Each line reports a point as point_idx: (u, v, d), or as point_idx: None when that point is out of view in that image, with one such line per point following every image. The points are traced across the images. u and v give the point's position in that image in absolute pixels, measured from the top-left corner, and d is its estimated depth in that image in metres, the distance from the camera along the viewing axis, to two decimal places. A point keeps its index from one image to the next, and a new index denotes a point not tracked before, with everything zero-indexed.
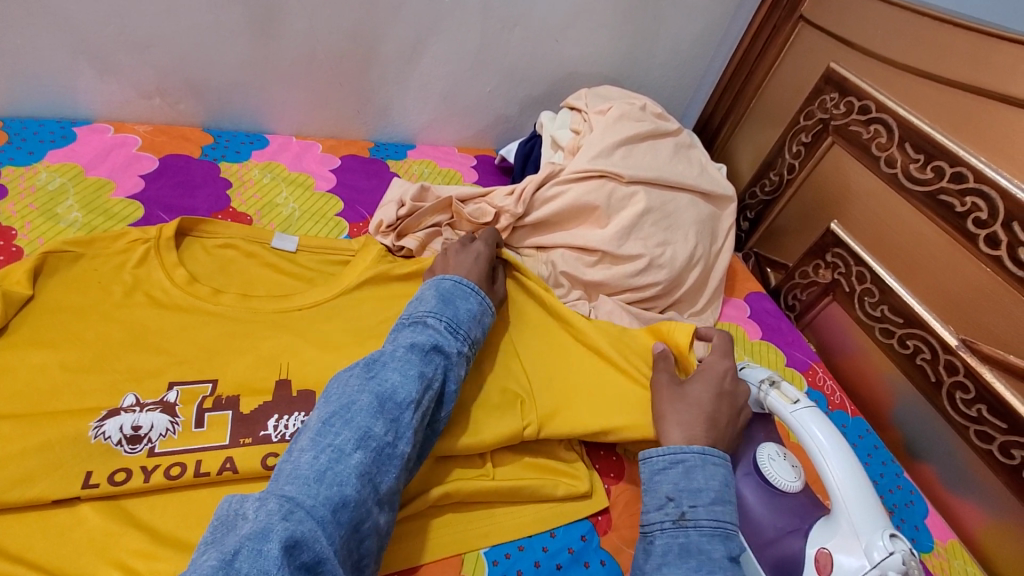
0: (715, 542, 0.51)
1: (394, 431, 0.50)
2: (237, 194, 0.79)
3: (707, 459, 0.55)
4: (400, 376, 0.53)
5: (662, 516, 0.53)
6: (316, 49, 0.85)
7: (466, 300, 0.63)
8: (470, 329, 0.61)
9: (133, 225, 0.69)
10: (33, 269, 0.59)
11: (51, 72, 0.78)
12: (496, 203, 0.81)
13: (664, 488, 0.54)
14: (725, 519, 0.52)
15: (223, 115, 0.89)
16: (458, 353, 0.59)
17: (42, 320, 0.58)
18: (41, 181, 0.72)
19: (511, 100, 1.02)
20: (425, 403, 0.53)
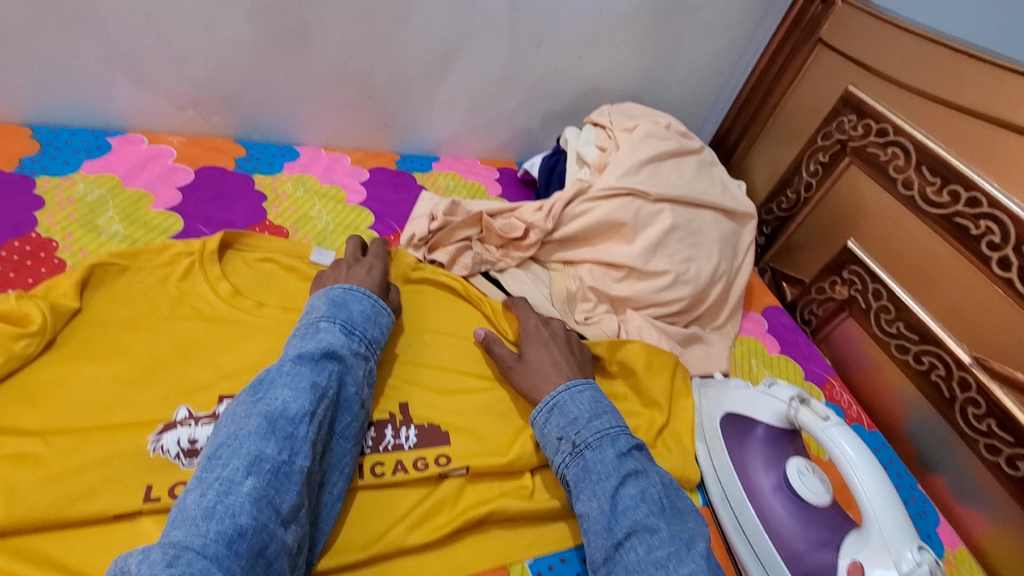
0: (605, 450, 0.57)
1: (288, 448, 0.48)
2: (272, 207, 0.80)
3: (570, 394, 0.61)
4: (288, 392, 0.51)
5: (561, 454, 0.58)
6: (348, 63, 0.86)
7: (354, 302, 0.62)
8: (364, 329, 0.61)
9: (173, 237, 0.70)
10: (81, 281, 0.60)
11: (85, 81, 0.78)
12: (526, 218, 0.83)
13: (552, 432, 0.60)
14: (606, 429, 0.58)
15: (253, 126, 0.90)
16: (353, 356, 0.58)
17: (91, 333, 0.58)
18: (79, 193, 0.71)
19: (534, 115, 1.04)
20: (321, 413, 0.52)
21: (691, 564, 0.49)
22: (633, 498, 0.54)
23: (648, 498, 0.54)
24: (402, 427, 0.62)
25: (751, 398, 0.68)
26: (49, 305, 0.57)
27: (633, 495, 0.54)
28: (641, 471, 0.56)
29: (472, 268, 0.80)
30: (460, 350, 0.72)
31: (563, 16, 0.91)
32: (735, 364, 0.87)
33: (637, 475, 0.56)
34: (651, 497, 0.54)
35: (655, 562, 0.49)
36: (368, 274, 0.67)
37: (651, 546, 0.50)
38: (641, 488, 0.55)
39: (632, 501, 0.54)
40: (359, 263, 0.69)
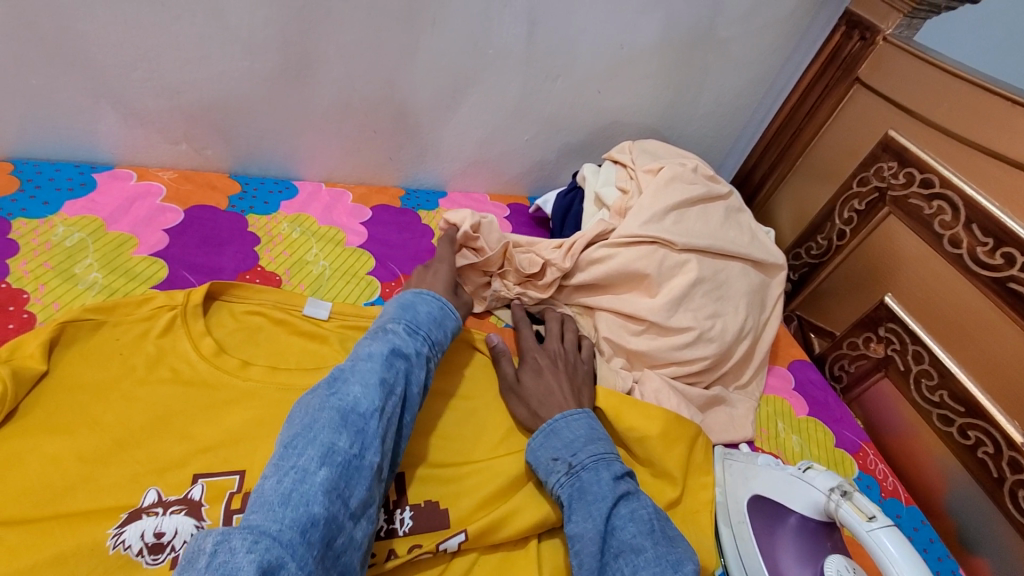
0: (600, 472, 0.56)
1: (359, 442, 0.49)
2: (265, 251, 0.75)
3: (566, 419, 0.61)
4: (361, 387, 0.52)
5: (554, 474, 0.57)
6: (352, 96, 0.81)
7: (421, 302, 0.64)
8: (431, 329, 0.62)
9: (156, 287, 0.65)
10: (49, 341, 0.55)
11: (72, 115, 0.74)
12: (544, 255, 0.78)
13: (546, 452, 0.59)
14: (602, 452, 0.58)
15: (250, 160, 0.85)
16: (420, 356, 0.59)
17: (56, 400, 0.53)
18: (58, 237, 0.67)
19: (548, 149, 0.98)
20: (389, 409, 0.52)
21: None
22: (624, 520, 0.53)
23: (638, 519, 0.53)
24: (397, 509, 0.56)
25: (787, 483, 0.63)
26: (12, 370, 0.52)
27: (624, 517, 0.53)
28: (634, 494, 0.56)
29: (489, 305, 0.80)
30: (462, 415, 0.65)
31: (582, 50, 0.86)
32: (761, 428, 0.80)
33: (629, 497, 0.55)
34: (642, 517, 0.53)
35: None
36: (436, 278, 0.70)
37: (638, 569, 0.49)
38: (633, 510, 0.54)
39: (623, 522, 0.53)
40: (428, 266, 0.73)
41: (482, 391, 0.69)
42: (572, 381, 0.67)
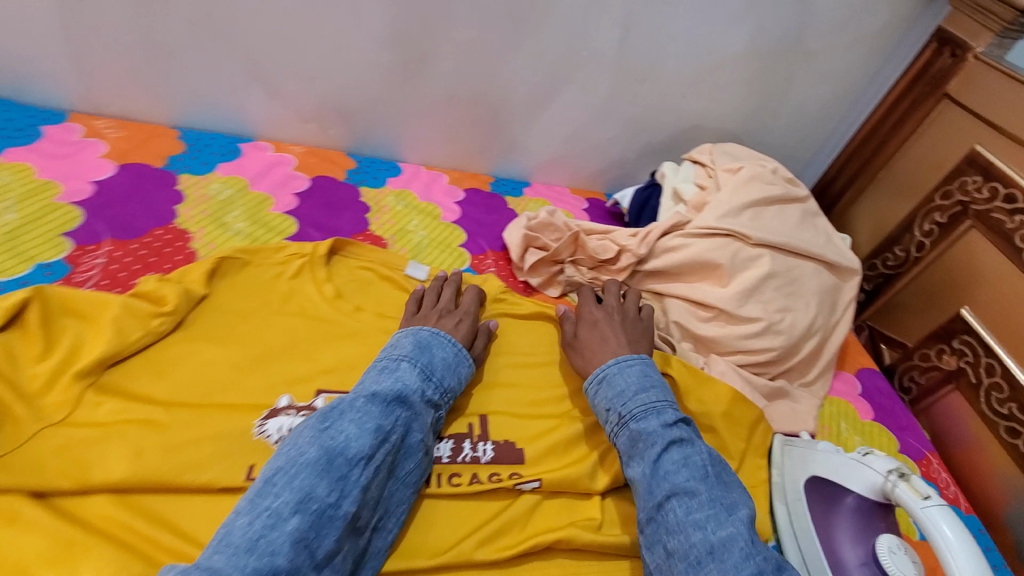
0: (649, 420, 0.61)
1: (339, 489, 0.49)
2: (375, 218, 0.85)
3: (620, 368, 0.66)
4: (355, 430, 0.52)
5: (610, 424, 0.63)
6: (459, 88, 0.91)
7: (437, 344, 0.65)
8: (443, 375, 0.62)
9: (289, 238, 0.77)
10: (209, 271, 0.67)
11: (227, 93, 0.86)
12: (620, 242, 0.84)
13: (601, 402, 0.65)
14: (652, 401, 0.62)
15: (364, 141, 0.96)
16: (425, 404, 0.59)
17: (212, 318, 0.65)
18: (213, 191, 0.79)
19: (629, 147, 1.05)
20: (381, 457, 0.52)
21: (731, 528, 0.52)
22: (676, 463, 0.57)
23: (691, 465, 0.57)
24: (479, 441, 0.63)
25: (843, 465, 0.65)
26: (182, 289, 0.63)
27: (676, 460, 0.57)
28: (686, 440, 0.60)
29: (564, 289, 0.86)
30: (536, 373, 0.73)
31: (671, 56, 0.92)
32: (822, 425, 0.82)
33: (681, 442, 0.59)
34: (694, 463, 0.57)
35: (693, 522, 0.52)
36: (456, 328, 0.69)
37: (691, 509, 0.54)
38: (685, 454, 0.58)
39: (674, 464, 0.57)
40: (449, 313, 0.71)
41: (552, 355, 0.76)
42: (624, 336, 0.73)
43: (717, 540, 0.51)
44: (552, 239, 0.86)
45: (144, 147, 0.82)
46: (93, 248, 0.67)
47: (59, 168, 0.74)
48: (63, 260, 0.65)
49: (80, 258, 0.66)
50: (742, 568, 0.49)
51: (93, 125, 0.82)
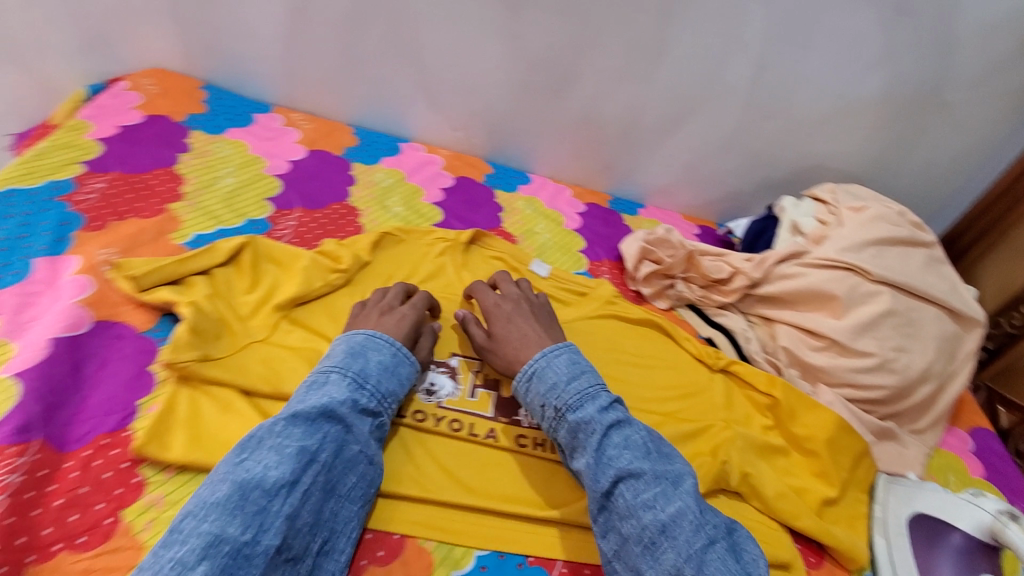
0: (585, 408, 0.61)
1: (260, 521, 0.47)
2: (507, 218, 0.95)
3: (547, 359, 0.65)
4: (274, 458, 0.50)
5: (546, 419, 0.62)
6: (595, 111, 1.00)
7: (376, 347, 0.62)
8: (379, 379, 0.59)
9: (435, 225, 0.89)
10: (375, 242, 0.79)
11: (396, 99, 1.00)
12: (734, 264, 0.89)
13: (535, 399, 0.63)
14: (583, 389, 0.62)
15: (501, 151, 1.06)
16: (359, 415, 0.57)
17: (374, 280, 0.76)
18: (377, 179, 0.93)
19: (747, 181, 1.09)
20: (308, 481, 0.51)
21: (679, 503, 0.55)
22: (618, 447, 0.59)
23: (633, 445, 0.59)
24: None
25: (950, 503, 0.69)
26: (354, 254, 0.76)
27: (618, 444, 0.59)
28: (624, 421, 0.61)
29: (673, 304, 0.90)
30: (642, 373, 0.78)
31: (803, 95, 0.96)
32: (930, 474, 0.79)
33: (619, 425, 0.60)
34: (635, 443, 0.59)
35: (643, 504, 0.55)
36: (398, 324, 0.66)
37: (638, 491, 0.56)
38: (625, 436, 0.59)
39: (616, 449, 0.59)
40: (391, 310, 0.68)
41: (656, 359, 0.81)
42: (537, 324, 0.71)
43: (666, 518, 0.54)
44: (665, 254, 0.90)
45: (327, 138, 0.98)
46: (288, 213, 0.82)
47: (265, 148, 0.91)
48: (266, 220, 0.80)
49: (277, 220, 0.81)
50: (694, 543, 0.53)
51: (290, 117, 0.99)
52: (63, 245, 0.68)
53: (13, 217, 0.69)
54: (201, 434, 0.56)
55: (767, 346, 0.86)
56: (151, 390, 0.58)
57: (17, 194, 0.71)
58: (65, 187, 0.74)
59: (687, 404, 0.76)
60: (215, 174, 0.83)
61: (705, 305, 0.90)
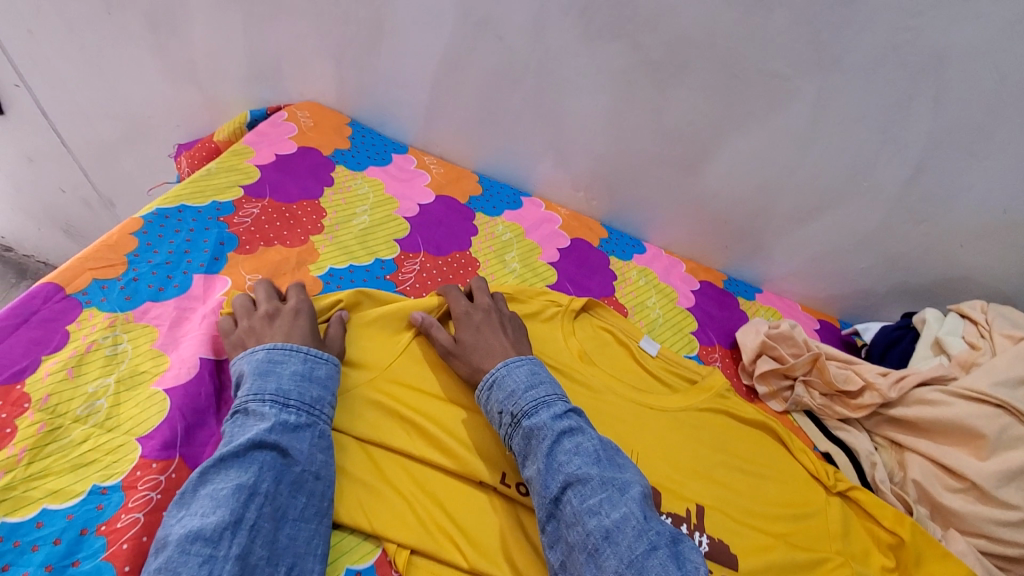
0: (540, 414, 0.60)
1: (209, 567, 0.45)
2: (620, 287, 0.93)
3: (508, 368, 0.65)
4: (207, 507, 0.48)
5: (503, 426, 0.62)
6: (724, 191, 0.97)
7: (289, 361, 0.60)
8: (300, 391, 0.57)
9: (549, 286, 0.89)
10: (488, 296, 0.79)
11: (525, 155, 1.03)
12: (866, 377, 0.83)
13: (494, 406, 0.63)
14: (539, 396, 0.62)
15: (618, 216, 1.05)
16: (292, 434, 0.55)
17: None
18: (498, 232, 0.95)
19: (881, 282, 1.01)
20: (251, 516, 0.49)
21: (624, 508, 0.53)
22: (569, 453, 0.58)
23: (582, 452, 0.58)
24: (696, 530, 0.65)
25: None
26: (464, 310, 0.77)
27: (569, 450, 0.58)
28: (577, 429, 0.60)
29: (788, 407, 0.84)
30: (750, 482, 0.73)
31: (963, 203, 0.89)
32: None
33: (572, 432, 0.59)
34: (586, 450, 0.58)
35: (588, 510, 0.53)
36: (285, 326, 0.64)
37: (585, 497, 0.54)
38: (575, 443, 0.58)
39: (567, 455, 0.57)
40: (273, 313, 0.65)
41: (766, 469, 0.75)
42: (505, 335, 0.70)
43: (610, 523, 0.52)
44: (787, 352, 0.86)
45: (455, 185, 1.01)
46: (413, 256, 0.85)
47: (398, 189, 0.96)
48: (393, 261, 0.83)
49: (403, 261, 0.84)
50: (635, 548, 0.51)
51: (424, 160, 1.04)
52: (219, 264, 0.73)
53: (181, 232, 0.76)
54: None
55: (895, 475, 0.79)
56: None
57: (186, 211, 0.79)
58: (226, 209, 0.81)
59: (799, 527, 0.70)
60: (352, 211, 0.89)
61: (825, 415, 0.84)
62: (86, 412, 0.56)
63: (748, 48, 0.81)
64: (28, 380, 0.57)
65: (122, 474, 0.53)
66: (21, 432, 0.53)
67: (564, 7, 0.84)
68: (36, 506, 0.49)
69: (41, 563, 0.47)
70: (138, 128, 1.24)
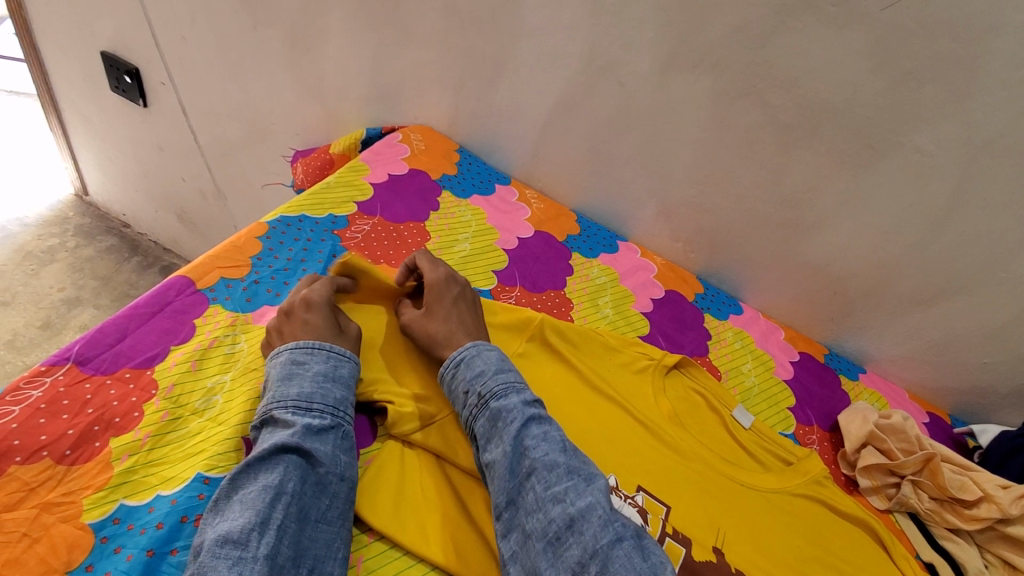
0: (508, 397, 0.60)
1: (239, 568, 0.45)
2: (714, 348, 0.90)
3: (478, 350, 0.65)
4: (237, 509, 0.49)
5: (468, 406, 0.61)
6: (836, 261, 0.92)
7: (311, 361, 0.59)
8: (323, 393, 0.57)
9: (641, 337, 0.86)
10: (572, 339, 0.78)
11: (626, 200, 1.02)
12: (984, 488, 0.75)
13: (460, 385, 0.63)
14: (507, 380, 0.62)
15: (716, 273, 1.02)
16: (317, 435, 0.55)
17: (556, 380, 0.74)
18: (593, 275, 0.94)
19: (1007, 381, 0.91)
20: (279, 517, 0.49)
21: (589, 498, 0.53)
22: (536, 438, 0.58)
23: (550, 439, 0.58)
24: None
25: None
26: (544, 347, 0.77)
27: (536, 435, 0.58)
28: (545, 417, 0.60)
29: (891, 506, 0.77)
30: None
31: None
32: None
33: (540, 419, 0.60)
34: (553, 438, 0.58)
35: (552, 498, 0.53)
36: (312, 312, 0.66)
37: (549, 484, 0.54)
38: (544, 430, 0.58)
39: (534, 440, 0.57)
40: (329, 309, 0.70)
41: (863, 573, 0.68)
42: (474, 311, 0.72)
43: (575, 512, 0.52)
44: (896, 446, 0.80)
45: (553, 221, 1.02)
46: (509, 289, 0.86)
47: (499, 220, 0.97)
48: (489, 291, 0.84)
49: (499, 293, 0.84)
50: (599, 537, 0.50)
51: (525, 194, 1.06)
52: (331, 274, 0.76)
53: (299, 241, 0.80)
54: (404, 500, 0.58)
55: None
56: (374, 438, 0.62)
57: (305, 220, 0.83)
58: (340, 222, 0.85)
59: None
60: (454, 238, 0.90)
61: (932, 521, 0.76)
62: (203, 406, 0.59)
63: (886, 119, 0.77)
64: (157, 367, 0.60)
65: (225, 470, 0.54)
66: (146, 417, 0.57)
67: (694, 61, 0.84)
68: (151, 491, 0.52)
69: (144, 546, 0.48)
70: (260, 132, 1.33)
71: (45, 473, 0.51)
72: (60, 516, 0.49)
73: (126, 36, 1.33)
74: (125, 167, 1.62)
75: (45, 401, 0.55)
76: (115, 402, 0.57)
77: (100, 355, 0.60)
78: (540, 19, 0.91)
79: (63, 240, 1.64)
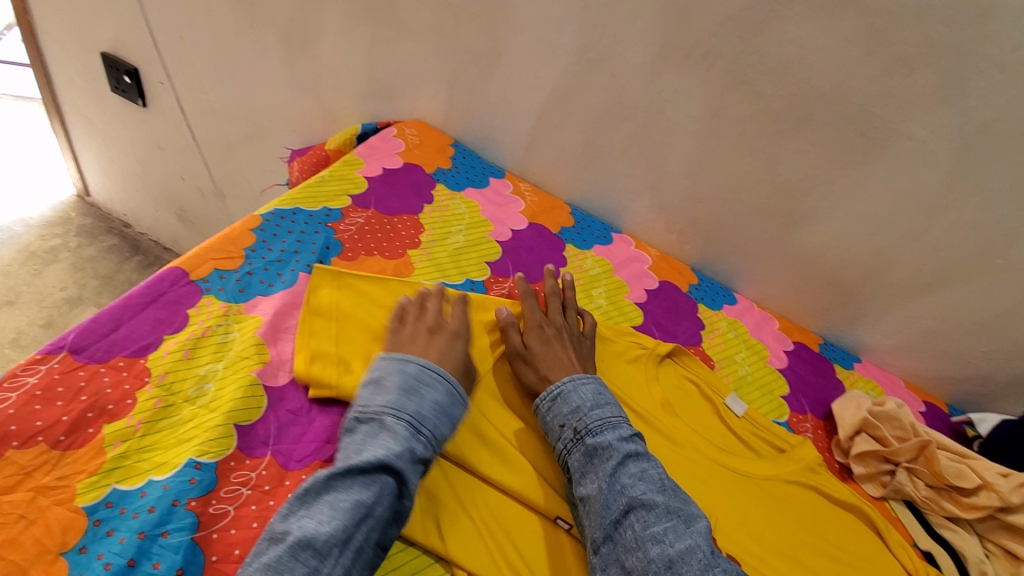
0: (604, 434, 0.62)
1: None
2: (708, 337, 0.90)
3: (575, 384, 0.67)
4: (326, 514, 0.50)
5: (564, 439, 0.63)
6: (830, 250, 0.92)
7: (432, 389, 0.60)
8: (435, 424, 0.58)
9: (635, 327, 0.87)
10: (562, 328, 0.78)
11: (620, 192, 1.02)
12: (983, 476, 0.75)
13: (555, 419, 0.65)
14: (604, 417, 0.64)
15: (710, 263, 1.02)
16: (416, 465, 0.55)
17: None
18: (586, 266, 0.94)
19: (1004, 369, 0.91)
20: (359, 538, 0.50)
21: (689, 540, 0.54)
22: (633, 476, 0.59)
23: (648, 477, 0.59)
24: None
25: None
26: None
27: (633, 474, 0.59)
28: (643, 454, 0.61)
29: (885, 493, 0.77)
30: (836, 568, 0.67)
31: None
32: None
33: (637, 456, 0.61)
34: (651, 476, 0.59)
35: (651, 537, 0.54)
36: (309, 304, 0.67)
37: (648, 524, 0.55)
38: (641, 468, 0.60)
39: (632, 478, 0.59)
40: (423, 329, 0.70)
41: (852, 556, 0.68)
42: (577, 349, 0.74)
43: (674, 553, 0.53)
44: (890, 434, 0.80)
45: (548, 214, 1.02)
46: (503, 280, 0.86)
47: (493, 213, 0.98)
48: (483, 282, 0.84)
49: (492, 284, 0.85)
50: None
51: (520, 187, 1.06)
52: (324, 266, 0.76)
53: (293, 233, 0.80)
54: None
55: None
56: None
57: (299, 213, 0.83)
58: (334, 215, 0.85)
59: None
60: (448, 230, 0.91)
61: (929, 509, 0.76)
62: (196, 394, 0.60)
63: (878, 106, 0.77)
64: (150, 356, 0.61)
65: (217, 457, 0.55)
66: (139, 405, 0.57)
67: (685, 52, 0.84)
68: (143, 476, 0.53)
69: (136, 529, 0.49)
70: (257, 130, 1.33)
71: (40, 458, 0.52)
72: (55, 499, 0.49)
73: (125, 36, 1.34)
74: (125, 166, 1.63)
75: (40, 388, 0.56)
76: (109, 389, 0.57)
77: (94, 343, 0.60)
78: (533, 12, 0.91)
79: (65, 240, 1.66)
